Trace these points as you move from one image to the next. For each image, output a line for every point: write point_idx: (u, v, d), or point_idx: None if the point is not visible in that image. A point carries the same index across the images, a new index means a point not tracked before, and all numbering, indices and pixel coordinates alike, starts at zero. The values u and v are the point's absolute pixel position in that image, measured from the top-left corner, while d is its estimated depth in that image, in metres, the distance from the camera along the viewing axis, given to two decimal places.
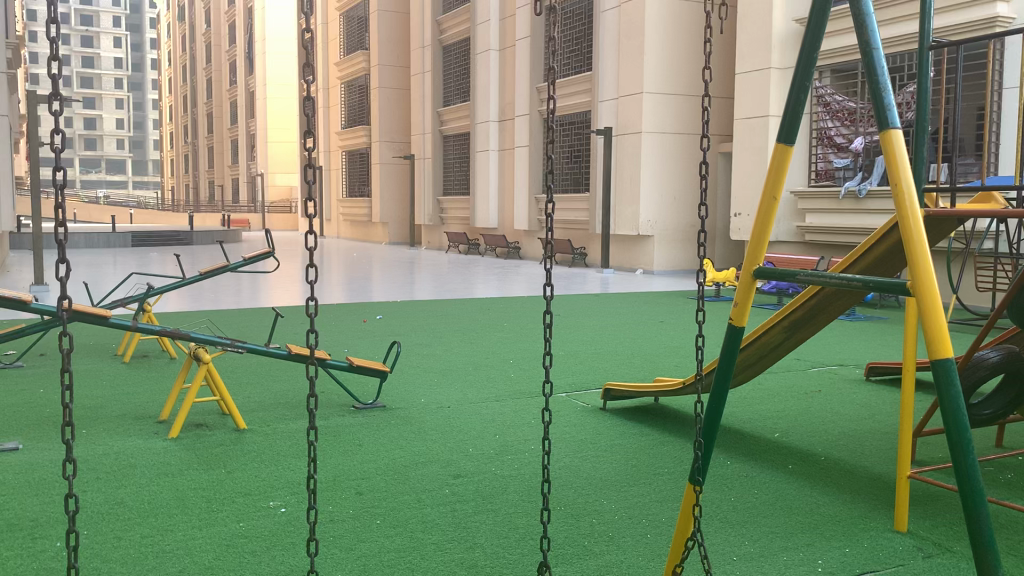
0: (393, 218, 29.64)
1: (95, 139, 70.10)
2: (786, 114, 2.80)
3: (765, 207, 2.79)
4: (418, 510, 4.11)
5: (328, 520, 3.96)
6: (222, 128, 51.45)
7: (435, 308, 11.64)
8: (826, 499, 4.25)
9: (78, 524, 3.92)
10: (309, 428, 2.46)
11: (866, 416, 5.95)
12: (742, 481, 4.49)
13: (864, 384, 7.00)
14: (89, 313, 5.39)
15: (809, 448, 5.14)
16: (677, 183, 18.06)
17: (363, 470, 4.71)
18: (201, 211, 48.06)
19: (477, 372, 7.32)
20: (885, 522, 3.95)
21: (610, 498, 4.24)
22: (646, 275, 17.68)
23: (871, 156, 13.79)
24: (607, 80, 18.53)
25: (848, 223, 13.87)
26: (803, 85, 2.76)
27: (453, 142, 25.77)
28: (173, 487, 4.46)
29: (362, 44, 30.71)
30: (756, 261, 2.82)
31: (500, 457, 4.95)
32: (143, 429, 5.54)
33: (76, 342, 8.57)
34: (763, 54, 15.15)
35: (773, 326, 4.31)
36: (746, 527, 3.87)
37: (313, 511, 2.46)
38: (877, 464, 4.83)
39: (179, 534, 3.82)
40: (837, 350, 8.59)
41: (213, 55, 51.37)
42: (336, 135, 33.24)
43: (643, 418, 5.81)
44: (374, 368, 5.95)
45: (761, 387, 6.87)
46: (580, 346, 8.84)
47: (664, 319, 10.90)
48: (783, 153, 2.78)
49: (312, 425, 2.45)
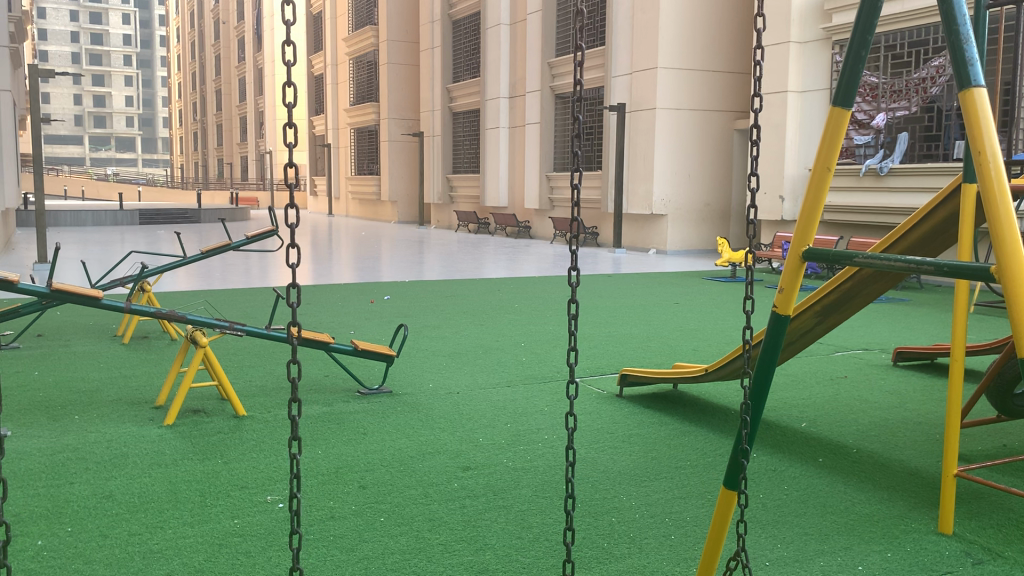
0: (402, 196, 29.38)
1: (105, 117, 69.78)
2: (843, 73, 2.48)
3: (817, 179, 2.48)
4: (424, 507, 3.84)
5: (329, 518, 3.71)
6: (231, 105, 51.12)
7: (444, 289, 11.35)
8: (861, 497, 3.97)
9: (63, 521, 3.67)
10: (293, 445, 2.14)
11: (896, 404, 5.66)
12: (770, 477, 4.21)
13: (891, 370, 6.70)
14: (79, 295, 5.12)
15: (839, 440, 4.85)
16: (693, 160, 17.73)
17: (367, 461, 4.45)
18: (210, 189, 47.82)
19: (487, 356, 7.05)
20: (927, 523, 3.66)
21: (630, 494, 3.96)
22: (659, 255, 17.38)
23: (892, 133, 13.35)
24: (620, 55, 18.11)
25: (868, 201, 13.58)
26: (865, 42, 2.44)
27: (463, 119, 25.41)
28: (167, 480, 4.21)
29: (371, 19, 30.25)
30: (806, 240, 2.51)
31: (512, 447, 4.69)
32: (138, 415, 5.30)
33: (75, 323, 8.34)
34: (783, 28, 14.69)
35: (805, 312, 3.99)
36: (779, 528, 3.60)
37: (296, 537, 2.16)
38: (913, 457, 4.54)
39: (169, 533, 3.57)
40: (862, 333, 8.30)
41: (222, 31, 50.95)
42: (346, 111, 32.94)
43: (661, 406, 5.53)
44: (380, 351, 5.69)
45: (785, 372, 6.58)
46: (594, 328, 8.56)
47: (680, 301, 10.57)
48: (840, 116, 2.47)
49: (295, 441, 2.12)
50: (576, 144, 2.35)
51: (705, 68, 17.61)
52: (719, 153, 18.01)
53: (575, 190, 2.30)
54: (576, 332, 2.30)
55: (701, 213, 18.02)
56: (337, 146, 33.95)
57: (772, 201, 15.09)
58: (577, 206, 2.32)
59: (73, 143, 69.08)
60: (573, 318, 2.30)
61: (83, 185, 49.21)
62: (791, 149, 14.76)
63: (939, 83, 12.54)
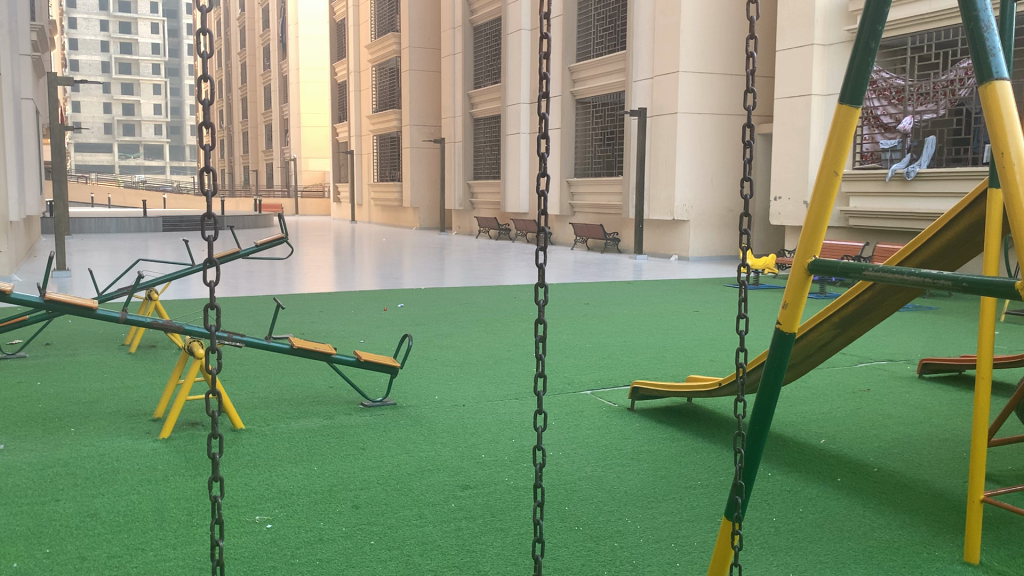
0: (424, 202, 29.28)
1: (133, 125, 70.48)
2: (851, 68, 2.29)
3: (824, 184, 2.30)
4: (417, 528, 3.67)
5: (316, 540, 3.54)
6: (257, 113, 51.42)
7: (459, 296, 11.19)
8: (881, 521, 3.74)
9: (42, 542, 3.53)
10: (213, 482, 2.11)
11: (922, 420, 5.40)
12: (784, 498, 3.99)
13: (917, 383, 6.43)
14: (71, 304, 4.99)
15: (859, 458, 4.62)
16: (716, 164, 17.46)
17: (363, 478, 4.28)
18: (235, 195, 48.09)
19: (497, 367, 6.86)
20: (952, 551, 3.42)
21: (634, 516, 3.76)
22: (681, 261, 17.09)
23: (919, 137, 13.02)
24: (642, 59, 17.88)
25: (894, 207, 13.25)
26: (875, 30, 2.24)
27: (484, 124, 25.30)
28: (155, 497, 4.06)
29: (393, 26, 30.27)
30: (812, 251, 2.34)
31: (515, 464, 4.50)
32: (134, 428, 5.17)
33: (84, 331, 8.27)
34: (805, 30, 14.42)
35: (821, 324, 3.76)
36: (791, 555, 3.38)
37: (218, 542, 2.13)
38: (938, 477, 4.30)
39: (150, 555, 3.43)
40: (887, 343, 8.01)
41: (248, 39, 51.31)
42: (368, 118, 32.96)
43: (674, 420, 5.31)
44: (384, 363, 5.53)
45: (805, 385, 6.34)
46: (609, 337, 8.34)
47: (699, 309, 10.33)
48: (848, 114, 2.29)
49: (216, 480, 2.10)
50: (545, 149, 2.20)
51: (727, 71, 17.37)
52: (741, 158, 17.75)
53: (541, 196, 2.16)
54: (544, 352, 2.17)
55: (724, 219, 17.72)
56: (361, 153, 33.94)
57: (796, 206, 14.79)
58: (544, 213, 2.19)
59: (103, 151, 69.94)
60: (542, 336, 2.19)
61: (110, 193, 49.70)
62: (816, 153, 14.47)
63: (967, 85, 12.16)
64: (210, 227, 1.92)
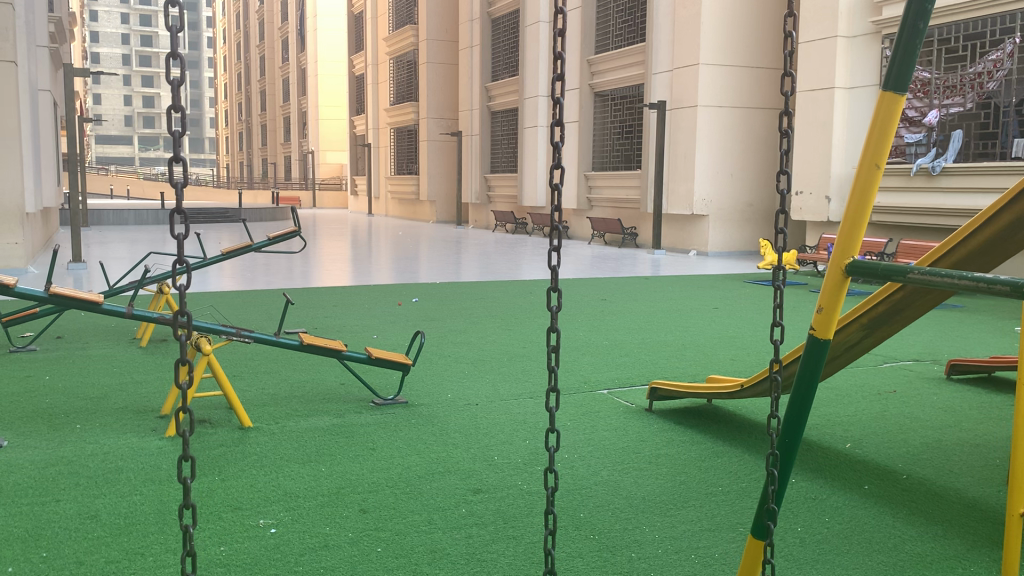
0: (441, 196, 29.10)
1: (154, 118, 70.77)
2: (897, 50, 2.12)
3: (864, 178, 2.15)
4: (426, 535, 3.53)
5: (321, 547, 3.41)
6: (275, 105, 51.39)
7: (475, 291, 11.06)
8: (912, 533, 3.56)
9: (36, 546, 3.41)
10: (185, 506, 2.00)
11: (951, 423, 5.21)
12: (810, 507, 3.82)
13: (943, 384, 6.24)
14: (78, 300, 4.85)
15: (888, 464, 4.43)
16: (736, 159, 17.22)
17: (371, 481, 4.14)
18: (253, 188, 48.16)
19: (512, 364, 6.72)
20: (987, 566, 3.24)
21: (653, 525, 3.61)
22: (700, 256, 16.86)
23: (946, 131, 12.67)
24: (661, 51, 17.61)
25: (919, 203, 13.00)
26: (923, 12, 2.08)
27: (501, 117, 25.11)
28: (158, 499, 3.94)
29: (410, 18, 30.16)
30: (850, 250, 2.18)
31: (528, 467, 4.36)
32: (141, 425, 5.06)
33: (96, 325, 8.18)
34: (829, 21, 14.15)
35: (849, 325, 3.59)
36: (817, 569, 3.21)
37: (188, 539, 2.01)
38: (970, 486, 4.11)
39: (148, 561, 3.30)
40: (912, 342, 7.80)
41: (266, 32, 51.29)
42: (385, 111, 32.87)
43: (693, 422, 5.15)
44: (396, 361, 5.38)
45: (828, 386, 6.15)
46: (626, 335, 8.18)
47: (719, 305, 10.14)
48: (892, 102, 2.12)
49: (186, 504, 1.99)
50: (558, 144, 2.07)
51: (748, 64, 17.13)
52: (760, 151, 17.50)
53: (554, 191, 2.02)
54: (557, 364, 2.07)
55: (744, 214, 17.51)
56: (378, 146, 33.82)
57: (817, 202, 14.54)
58: (558, 210, 2.06)
59: (122, 143, 70.29)
60: (554, 347, 2.10)
61: (129, 184, 49.85)
62: (839, 147, 14.20)
63: (996, 78, 11.95)
64: (178, 223, 1.79)
